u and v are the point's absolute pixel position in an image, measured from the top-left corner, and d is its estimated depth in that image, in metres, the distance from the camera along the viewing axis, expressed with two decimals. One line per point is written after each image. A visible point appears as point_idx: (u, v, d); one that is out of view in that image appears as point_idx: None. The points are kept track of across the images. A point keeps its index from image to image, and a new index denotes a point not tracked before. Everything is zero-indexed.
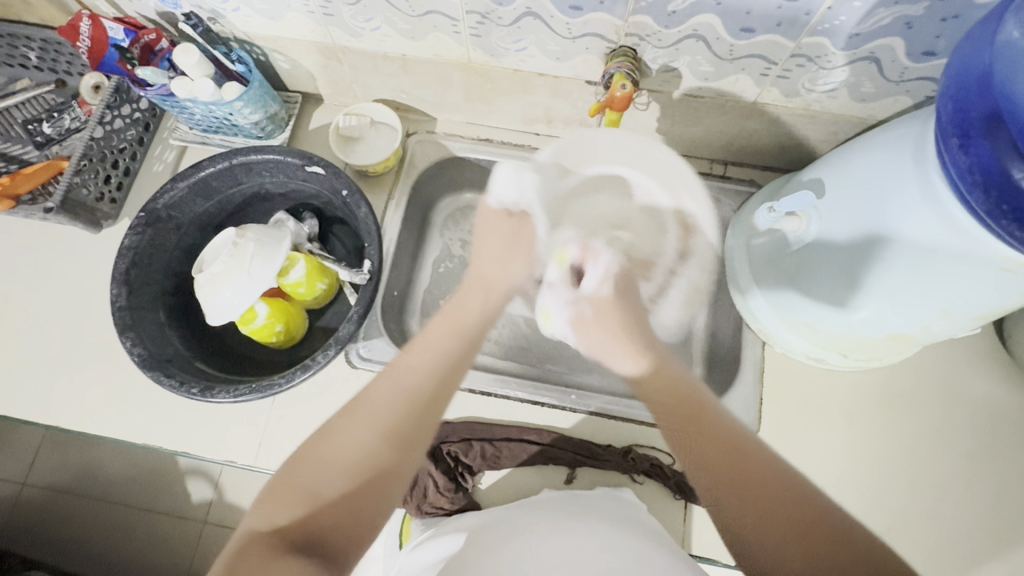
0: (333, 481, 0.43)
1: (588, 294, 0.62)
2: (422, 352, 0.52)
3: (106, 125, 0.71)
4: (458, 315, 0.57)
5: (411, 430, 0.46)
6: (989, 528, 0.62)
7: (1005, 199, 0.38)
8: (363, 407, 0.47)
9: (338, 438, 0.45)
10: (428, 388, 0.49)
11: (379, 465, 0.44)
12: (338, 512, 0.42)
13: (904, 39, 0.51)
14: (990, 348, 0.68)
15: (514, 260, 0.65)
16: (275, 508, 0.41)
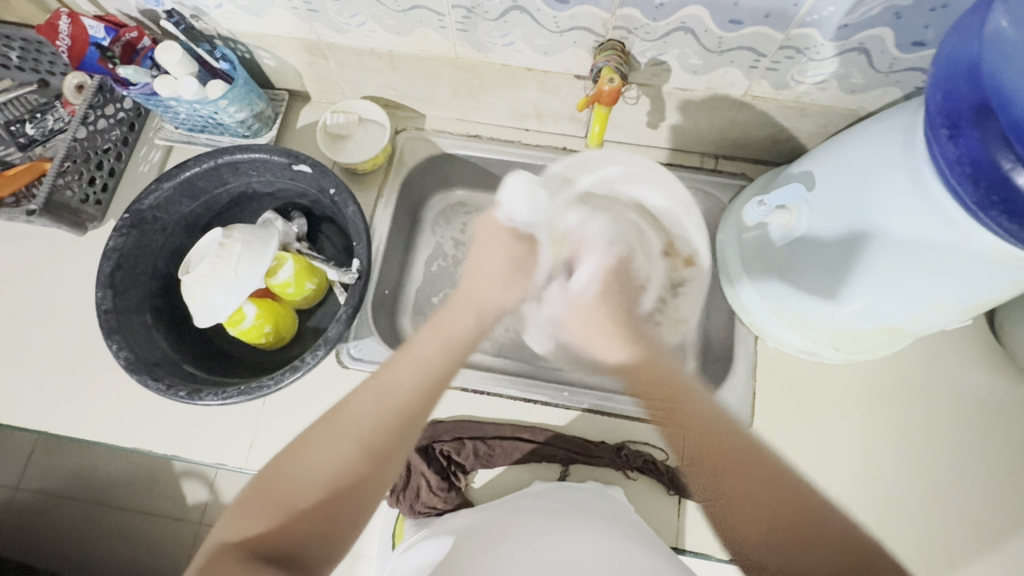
0: (304, 496, 0.43)
1: (576, 290, 0.60)
2: (412, 365, 0.50)
3: (90, 125, 0.70)
4: (454, 327, 0.54)
5: (390, 449, 0.46)
6: (980, 518, 0.62)
7: (994, 190, 0.38)
8: (341, 421, 0.46)
9: (313, 451, 0.45)
10: (413, 406, 0.48)
11: (353, 482, 0.44)
12: (308, 526, 0.42)
13: (893, 30, 0.51)
14: (982, 339, 0.68)
15: (513, 288, 0.59)
16: (245, 519, 0.42)
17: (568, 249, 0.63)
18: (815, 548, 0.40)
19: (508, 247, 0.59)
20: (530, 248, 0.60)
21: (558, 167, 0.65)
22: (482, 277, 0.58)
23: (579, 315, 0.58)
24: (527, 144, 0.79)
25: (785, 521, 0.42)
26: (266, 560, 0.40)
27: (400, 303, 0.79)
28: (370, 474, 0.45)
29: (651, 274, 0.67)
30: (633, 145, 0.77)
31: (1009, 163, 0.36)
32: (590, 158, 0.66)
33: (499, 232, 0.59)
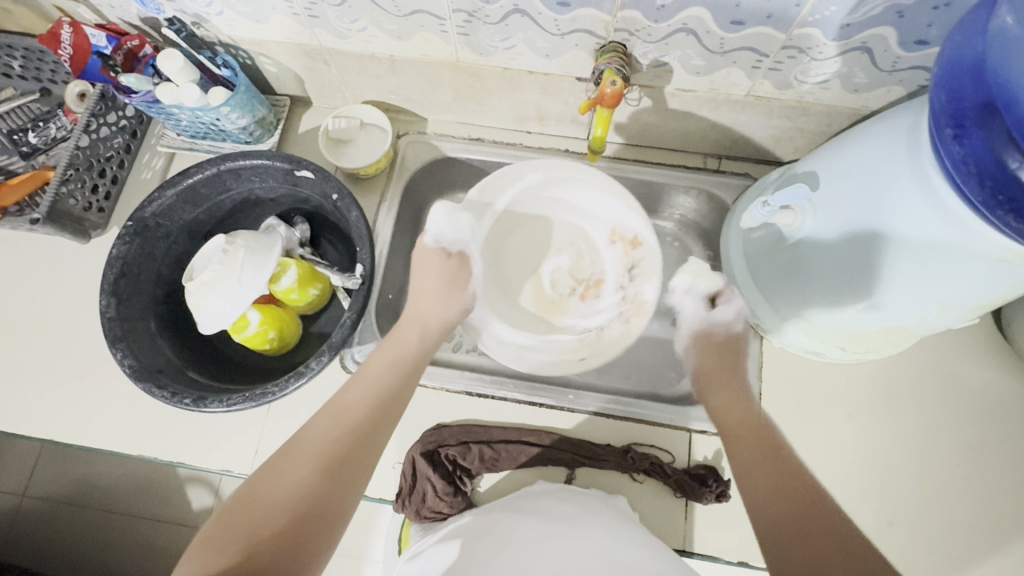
0: (271, 515, 0.43)
1: (724, 322, 0.66)
2: (360, 386, 0.54)
3: (92, 133, 0.70)
4: (400, 347, 0.59)
5: (349, 460, 0.48)
6: (990, 518, 0.62)
7: (1000, 190, 0.37)
8: (302, 446, 0.48)
9: (276, 474, 0.46)
10: (367, 418, 0.51)
11: (317, 497, 0.45)
12: (277, 544, 0.42)
13: (896, 28, 0.51)
14: (988, 338, 0.68)
15: (450, 298, 0.66)
16: (212, 547, 0.41)
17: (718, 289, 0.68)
18: (822, 543, 0.42)
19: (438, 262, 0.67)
20: (461, 262, 0.69)
21: (475, 194, 0.71)
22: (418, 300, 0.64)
23: (709, 356, 0.65)
24: (529, 146, 0.79)
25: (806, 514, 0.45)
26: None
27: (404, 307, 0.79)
28: (334, 487, 0.46)
29: (604, 266, 0.74)
30: (635, 146, 0.77)
31: (1017, 162, 0.36)
32: (508, 175, 0.72)
33: (425, 257, 0.67)
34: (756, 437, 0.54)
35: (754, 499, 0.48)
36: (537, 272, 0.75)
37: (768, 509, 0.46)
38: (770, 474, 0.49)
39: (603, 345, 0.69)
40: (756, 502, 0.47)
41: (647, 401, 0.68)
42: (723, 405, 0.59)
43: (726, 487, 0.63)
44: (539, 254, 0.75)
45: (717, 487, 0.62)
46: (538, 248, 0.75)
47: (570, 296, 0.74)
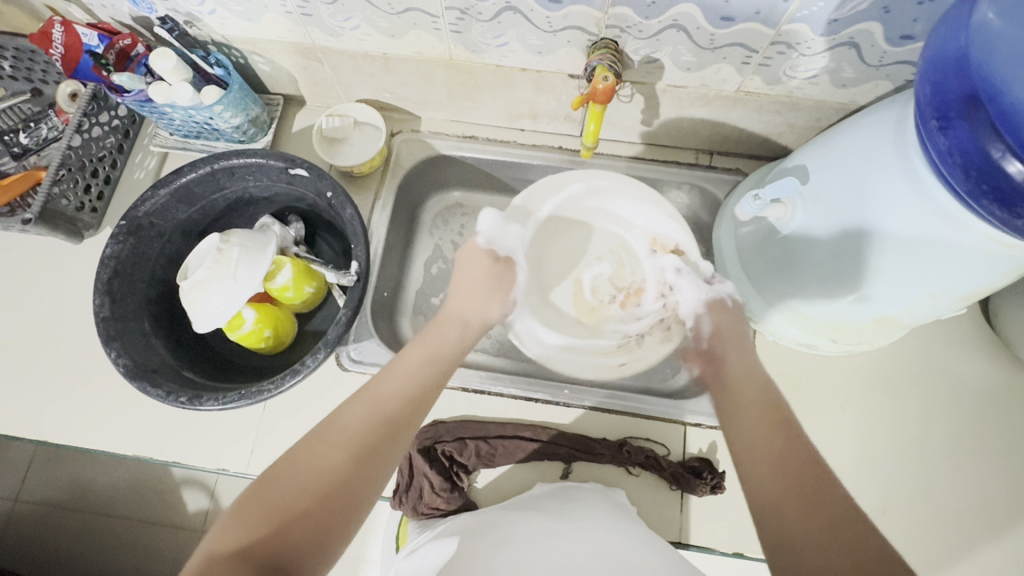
0: (300, 497, 0.43)
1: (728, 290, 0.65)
2: (398, 376, 0.54)
3: (84, 133, 0.70)
4: (439, 343, 0.59)
5: (379, 451, 0.48)
6: (981, 506, 0.62)
7: (984, 179, 0.38)
8: (334, 430, 0.48)
9: (308, 455, 0.46)
10: (403, 411, 0.51)
11: (346, 483, 0.45)
12: (305, 528, 0.42)
13: (882, 24, 0.52)
14: (976, 329, 0.69)
15: (492, 301, 0.67)
16: (241, 523, 0.41)
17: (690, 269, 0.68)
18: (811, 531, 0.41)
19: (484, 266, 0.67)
20: (506, 265, 0.69)
21: (520, 201, 0.73)
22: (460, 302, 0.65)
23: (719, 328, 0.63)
24: (522, 143, 0.79)
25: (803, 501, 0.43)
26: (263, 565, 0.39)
27: (399, 305, 0.80)
28: (363, 476, 0.46)
29: (644, 275, 0.73)
30: (628, 143, 0.78)
31: (999, 152, 0.37)
32: (553, 183, 0.73)
33: (471, 261, 0.67)
34: (767, 417, 0.51)
35: (754, 480, 0.47)
36: (578, 277, 0.75)
37: (763, 496, 0.45)
38: (772, 459, 0.47)
39: (645, 350, 0.69)
40: (754, 488, 0.47)
41: (641, 395, 0.68)
42: (737, 380, 0.57)
43: (721, 479, 0.63)
44: (579, 260, 0.76)
45: (712, 479, 0.63)
46: (580, 255, 0.76)
47: (611, 303, 0.74)
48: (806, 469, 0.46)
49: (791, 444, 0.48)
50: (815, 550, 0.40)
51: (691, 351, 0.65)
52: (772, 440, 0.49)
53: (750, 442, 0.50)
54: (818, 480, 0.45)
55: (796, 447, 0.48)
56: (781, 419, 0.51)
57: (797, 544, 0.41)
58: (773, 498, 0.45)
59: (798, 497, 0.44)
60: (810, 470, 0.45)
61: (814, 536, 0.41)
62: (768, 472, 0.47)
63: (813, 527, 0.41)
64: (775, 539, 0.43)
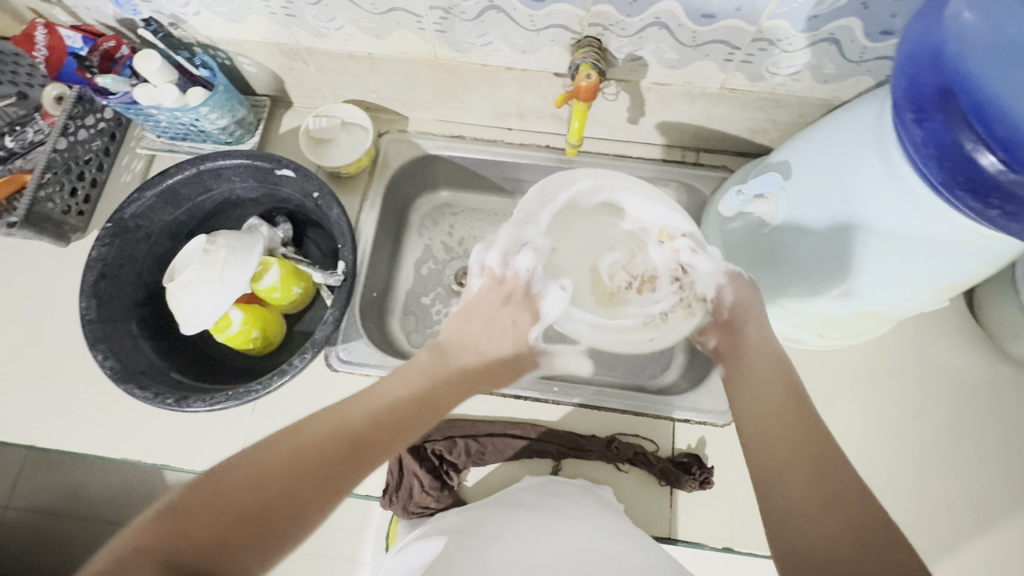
0: (239, 496, 0.40)
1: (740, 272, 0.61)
2: (377, 399, 0.51)
3: (70, 136, 0.69)
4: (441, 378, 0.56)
5: (340, 470, 0.45)
6: (969, 498, 0.63)
7: (959, 170, 0.39)
8: (295, 434, 0.45)
9: (262, 455, 0.43)
10: (374, 435, 0.48)
11: (291, 494, 0.42)
12: (234, 533, 0.39)
13: (861, 19, 0.52)
14: (962, 322, 0.70)
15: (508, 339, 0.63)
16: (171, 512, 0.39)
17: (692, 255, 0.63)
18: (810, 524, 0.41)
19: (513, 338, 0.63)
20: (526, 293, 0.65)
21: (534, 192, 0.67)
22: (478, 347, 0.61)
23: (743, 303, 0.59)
24: (510, 142, 0.79)
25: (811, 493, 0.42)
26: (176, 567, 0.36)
27: (389, 305, 0.80)
28: (312, 493, 0.43)
29: (656, 264, 0.66)
30: (615, 141, 0.78)
31: (972, 143, 0.38)
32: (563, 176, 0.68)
33: (500, 324, 0.63)
34: (780, 401, 0.50)
35: (760, 470, 0.46)
36: (593, 267, 0.68)
37: (773, 477, 0.45)
38: (781, 444, 0.46)
39: (670, 326, 0.62)
40: (764, 477, 0.46)
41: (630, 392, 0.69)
42: (752, 356, 0.55)
43: (709, 474, 0.64)
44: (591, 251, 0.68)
45: (700, 474, 0.63)
46: (592, 245, 0.69)
47: (627, 290, 0.66)
48: (817, 454, 0.45)
49: (803, 428, 0.47)
50: (821, 536, 0.40)
51: (708, 324, 0.61)
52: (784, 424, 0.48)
53: (760, 424, 0.49)
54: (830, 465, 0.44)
55: (808, 430, 0.47)
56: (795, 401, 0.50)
57: (801, 529, 0.41)
58: (780, 480, 0.44)
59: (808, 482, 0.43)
60: (821, 456, 0.44)
61: (821, 524, 0.40)
62: (779, 456, 0.46)
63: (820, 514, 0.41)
64: (778, 519, 0.43)
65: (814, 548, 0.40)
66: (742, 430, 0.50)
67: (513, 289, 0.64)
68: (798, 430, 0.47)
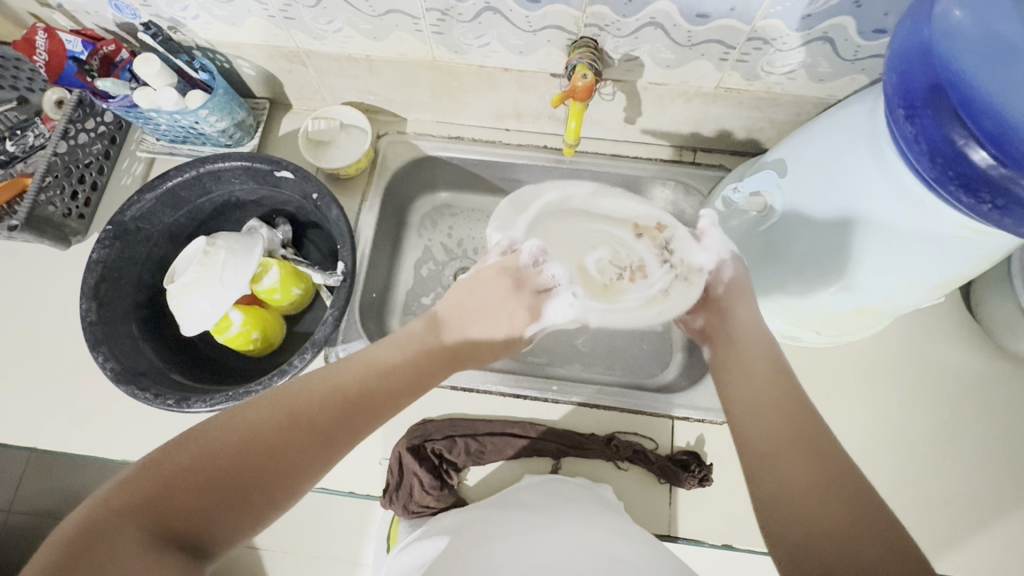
0: (229, 454, 0.39)
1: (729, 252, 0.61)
2: (376, 367, 0.50)
3: (71, 139, 0.70)
4: (435, 347, 0.56)
5: (333, 433, 0.44)
6: (967, 493, 0.63)
7: (950, 166, 0.39)
8: (290, 397, 0.44)
9: (252, 413, 0.42)
10: (368, 401, 0.48)
11: (283, 455, 0.41)
12: (223, 492, 0.38)
13: (855, 18, 0.53)
14: (959, 318, 0.70)
15: (513, 312, 0.61)
16: (155, 468, 0.37)
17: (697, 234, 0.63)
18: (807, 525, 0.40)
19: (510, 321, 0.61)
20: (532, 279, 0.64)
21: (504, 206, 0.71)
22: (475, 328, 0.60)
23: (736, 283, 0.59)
24: (508, 143, 0.80)
25: (816, 493, 0.41)
26: (163, 525, 0.35)
27: (388, 306, 0.80)
28: (305, 454, 0.42)
29: (643, 254, 0.66)
30: (612, 141, 0.78)
31: (963, 139, 0.38)
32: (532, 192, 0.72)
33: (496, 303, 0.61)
34: (779, 392, 0.49)
35: (758, 468, 0.45)
36: (581, 264, 0.66)
37: (763, 478, 0.44)
38: (771, 437, 0.46)
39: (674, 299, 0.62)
40: (758, 473, 0.45)
41: (629, 390, 0.69)
42: (746, 343, 0.55)
43: (709, 471, 0.64)
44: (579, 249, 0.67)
45: (700, 472, 0.63)
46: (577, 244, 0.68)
47: (620, 281, 0.66)
48: (809, 446, 0.44)
49: (793, 419, 0.47)
50: (822, 536, 0.39)
51: (698, 304, 0.62)
52: (776, 414, 0.47)
53: (755, 414, 0.48)
54: (823, 459, 0.43)
55: (798, 422, 0.46)
56: (785, 392, 0.49)
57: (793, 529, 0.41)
58: (770, 479, 0.44)
59: (799, 481, 0.42)
60: (814, 449, 0.44)
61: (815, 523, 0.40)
62: (768, 452, 0.45)
63: (814, 512, 0.41)
64: (770, 521, 0.42)
65: (815, 548, 0.39)
66: (732, 421, 0.50)
67: (525, 280, 0.63)
68: (798, 424, 0.46)
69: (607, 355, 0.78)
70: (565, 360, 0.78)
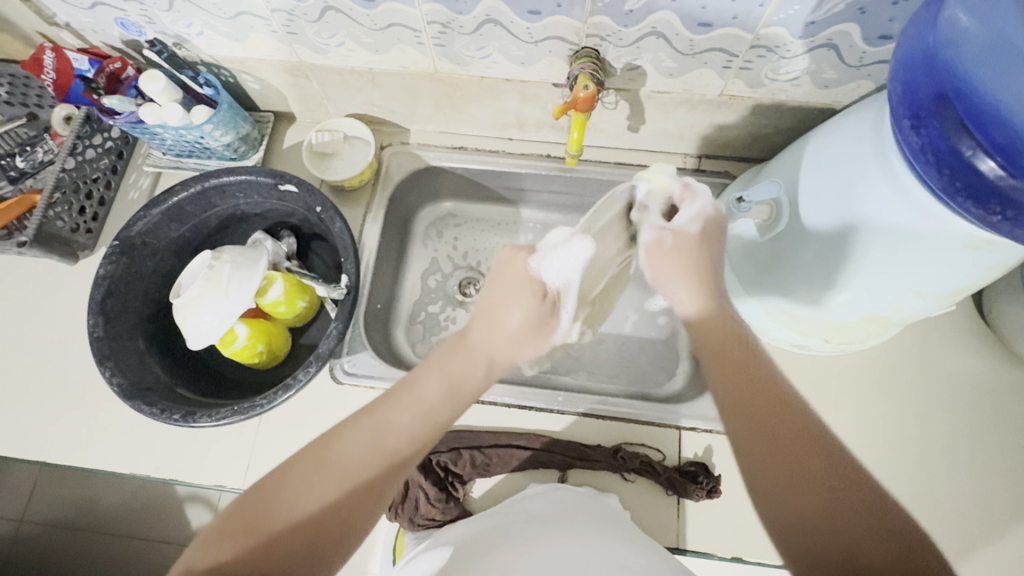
0: (280, 526, 0.42)
1: (676, 227, 0.52)
2: (409, 401, 0.48)
3: (78, 156, 0.71)
4: (463, 374, 0.51)
5: (376, 486, 0.45)
6: (983, 504, 0.62)
7: (958, 177, 0.38)
8: (331, 455, 0.45)
9: (295, 481, 0.44)
10: (405, 449, 0.47)
11: (335, 520, 0.43)
12: (282, 555, 0.42)
13: (859, 25, 0.52)
14: (971, 325, 0.69)
15: (514, 289, 0.53)
16: (221, 540, 0.42)
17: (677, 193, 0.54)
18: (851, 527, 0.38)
19: (528, 300, 0.53)
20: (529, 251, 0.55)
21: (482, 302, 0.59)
22: (495, 335, 0.53)
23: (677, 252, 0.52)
24: (511, 152, 0.80)
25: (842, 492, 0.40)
26: None
27: (393, 316, 0.80)
28: (357, 512, 0.44)
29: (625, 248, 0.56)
30: (616, 149, 0.78)
31: (970, 149, 0.38)
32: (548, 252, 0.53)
33: (522, 277, 0.53)
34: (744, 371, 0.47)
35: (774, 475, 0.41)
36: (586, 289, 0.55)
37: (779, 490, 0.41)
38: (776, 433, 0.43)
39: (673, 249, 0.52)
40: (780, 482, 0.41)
41: (634, 400, 0.69)
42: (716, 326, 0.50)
43: (717, 483, 0.63)
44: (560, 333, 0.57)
45: (708, 483, 0.63)
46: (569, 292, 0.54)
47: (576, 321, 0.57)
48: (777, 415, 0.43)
49: (761, 388, 0.45)
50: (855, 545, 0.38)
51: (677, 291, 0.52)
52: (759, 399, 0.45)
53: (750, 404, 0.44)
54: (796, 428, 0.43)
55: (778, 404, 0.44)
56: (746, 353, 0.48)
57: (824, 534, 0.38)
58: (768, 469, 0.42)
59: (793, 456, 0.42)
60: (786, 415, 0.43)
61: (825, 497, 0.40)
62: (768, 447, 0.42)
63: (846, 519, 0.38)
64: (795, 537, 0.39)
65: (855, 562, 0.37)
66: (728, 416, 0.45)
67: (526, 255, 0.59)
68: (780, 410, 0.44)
69: (612, 364, 0.77)
70: (570, 369, 0.78)
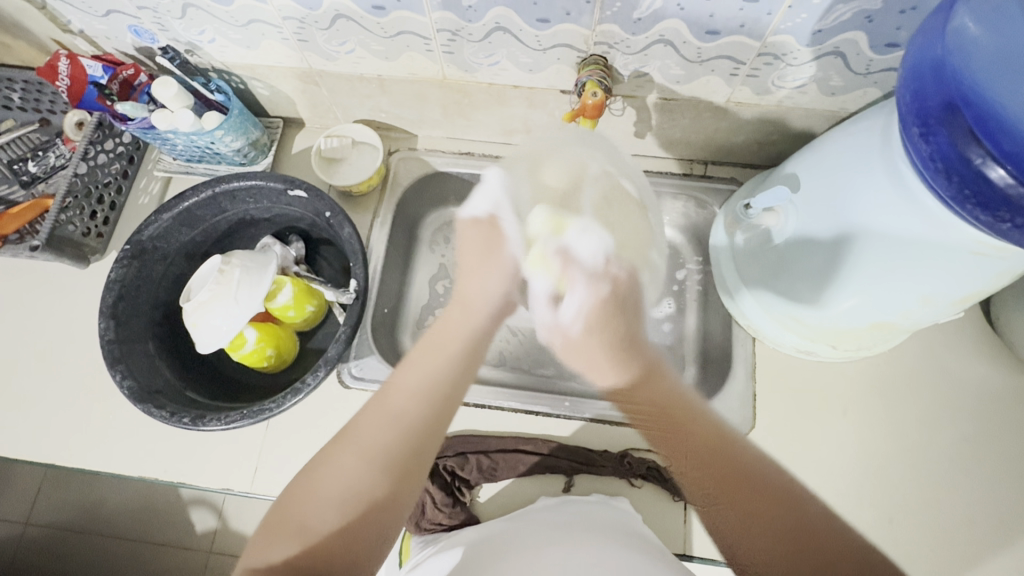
0: (325, 517, 0.43)
1: (563, 324, 0.55)
2: (420, 372, 0.49)
3: (90, 161, 0.71)
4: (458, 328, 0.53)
5: (406, 459, 0.45)
6: (993, 512, 0.62)
7: (967, 184, 0.39)
8: (356, 439, 0.46)
9: (327, 468, 0.45)
10: (423, 415, 0.47)
11: (378, 498, 0.44)
12: (335, 539, 0.42)
13: (866, 33, 0.52)
14: (979, 331, 0.69)
15: (470, 251, 0.58)
16: (271, 540, 0.42)
17: (563, 276, 0.54)
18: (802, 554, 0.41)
19: (483, 240, 0.57)
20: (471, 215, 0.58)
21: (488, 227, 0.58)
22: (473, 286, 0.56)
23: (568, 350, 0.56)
24: None
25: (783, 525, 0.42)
26: None
27: (400, 321, 0.80)
28: (397, 487, 0.45)
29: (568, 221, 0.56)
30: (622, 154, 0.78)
31: (980, 157, 0.38)
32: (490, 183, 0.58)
33: (470, 237, 0.58)
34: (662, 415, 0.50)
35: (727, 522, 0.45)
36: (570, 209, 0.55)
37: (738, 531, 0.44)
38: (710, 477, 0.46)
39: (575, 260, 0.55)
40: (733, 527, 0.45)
41: None
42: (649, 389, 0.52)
43: None
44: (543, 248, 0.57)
45: None
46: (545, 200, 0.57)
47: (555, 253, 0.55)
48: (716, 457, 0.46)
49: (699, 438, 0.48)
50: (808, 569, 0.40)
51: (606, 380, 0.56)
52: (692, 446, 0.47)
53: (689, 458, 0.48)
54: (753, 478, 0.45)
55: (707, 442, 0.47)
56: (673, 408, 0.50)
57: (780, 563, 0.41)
58: (732, 519, 0.44)
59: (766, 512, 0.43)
60: (734, 464, 0.45)
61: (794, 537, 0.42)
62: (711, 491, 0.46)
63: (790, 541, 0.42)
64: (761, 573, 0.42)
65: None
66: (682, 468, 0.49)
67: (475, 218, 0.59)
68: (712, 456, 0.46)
69: None
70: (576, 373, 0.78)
